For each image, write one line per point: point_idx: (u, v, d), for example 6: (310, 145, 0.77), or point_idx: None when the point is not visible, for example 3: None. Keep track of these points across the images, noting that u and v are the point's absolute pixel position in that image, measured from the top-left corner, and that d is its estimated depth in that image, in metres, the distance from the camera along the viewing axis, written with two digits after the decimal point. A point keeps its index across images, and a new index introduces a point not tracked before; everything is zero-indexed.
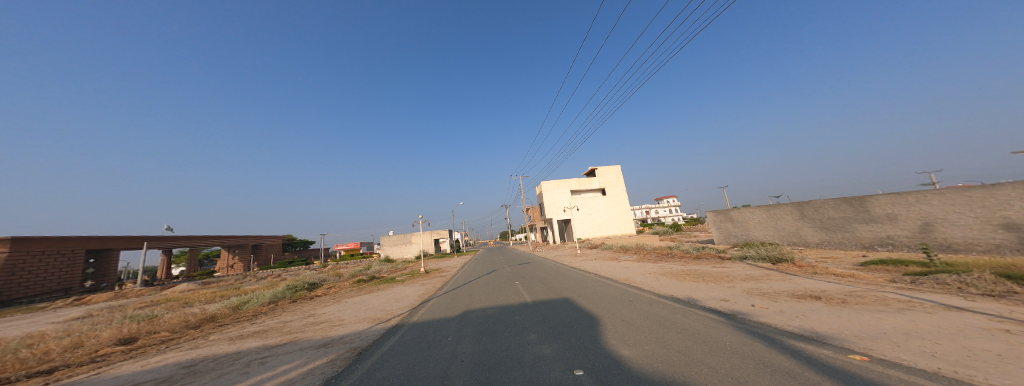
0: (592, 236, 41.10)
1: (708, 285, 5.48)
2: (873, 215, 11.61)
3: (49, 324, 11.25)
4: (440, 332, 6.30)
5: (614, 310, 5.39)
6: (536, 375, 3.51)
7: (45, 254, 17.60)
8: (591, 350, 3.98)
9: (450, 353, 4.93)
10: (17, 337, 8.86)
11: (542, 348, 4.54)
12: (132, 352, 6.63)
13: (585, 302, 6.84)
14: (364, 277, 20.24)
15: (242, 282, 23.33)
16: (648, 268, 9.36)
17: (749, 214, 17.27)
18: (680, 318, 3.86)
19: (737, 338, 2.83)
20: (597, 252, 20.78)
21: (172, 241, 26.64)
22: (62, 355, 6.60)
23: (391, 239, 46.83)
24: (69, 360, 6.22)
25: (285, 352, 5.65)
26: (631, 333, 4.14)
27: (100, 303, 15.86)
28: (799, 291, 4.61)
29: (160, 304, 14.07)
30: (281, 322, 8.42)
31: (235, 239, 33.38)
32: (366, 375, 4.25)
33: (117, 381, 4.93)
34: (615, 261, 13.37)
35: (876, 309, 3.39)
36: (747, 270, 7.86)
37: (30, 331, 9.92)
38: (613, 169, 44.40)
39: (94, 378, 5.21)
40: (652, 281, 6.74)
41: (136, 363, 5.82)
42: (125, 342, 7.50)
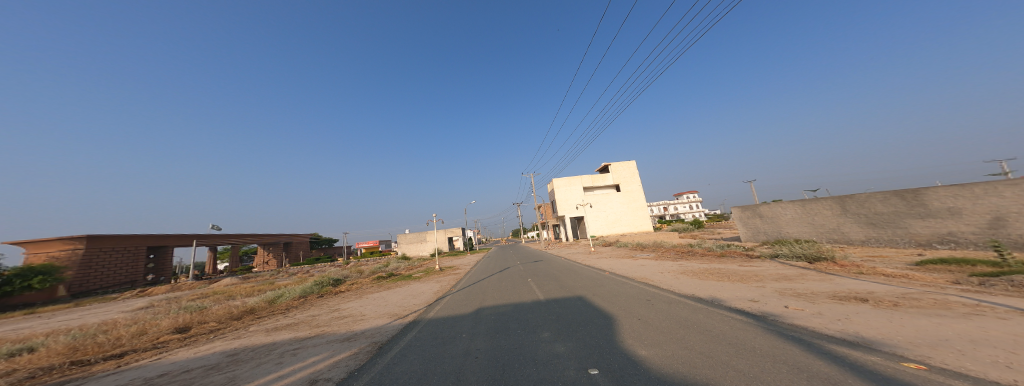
0: (606, 234, 40.35)
1: (735, 285, 5.26)
2: (930, 210, 10.82)
3: (115, 313, 12.45)
4: (454, 328, 6.35)
5: (631, 309, 5.24)
6: (550, 373, 3.46)
7: (115, 250, 19.97)
8: (605, 350, 3.90)
9: (464, 349, 4.95)
10: (92, 324, 9.82)
11: (555, 346, 4.47)
12: (181, 341, 7.12)
13: (600, 301, 6.70)
14: (383, 273, 20.92)
15: (271, 277, 24.63)
16: (667, 266, 9.10)
17: (782, 210, 16.39)
18: (702, 318, 3.70)
19: (767, 341, 2.67)
20: (612, 249, 20.51)
21: (217, 239, 28.90)
22: (130, 341, 7.22)
23: (406, 238, 47.80)
24: (130, 347, 6.77)
25: (314, 345, 5.86)
26: (649, 333, 4.02)
27: (158, 295, 17.37)
28: (841, 293, 4.32)
29: (210, 296, 15.24)
30: (309, 316, 8.77)
31: (267, 237, 35.46)
32: (385, 370, 4.33)
33: (174, 366, 5.30)
34: (633, 259, 13.08)
35: (935, 313, 3.11)
36: (781, 269, 7.49)
37: (104, 318, 11.03)
38: (628, 165, 43.34)
39: (156, 363, 5.62)
40: (672, 279, 6.57)
41: (189, 350, 6.24)
42: (180, 330, 8.10)
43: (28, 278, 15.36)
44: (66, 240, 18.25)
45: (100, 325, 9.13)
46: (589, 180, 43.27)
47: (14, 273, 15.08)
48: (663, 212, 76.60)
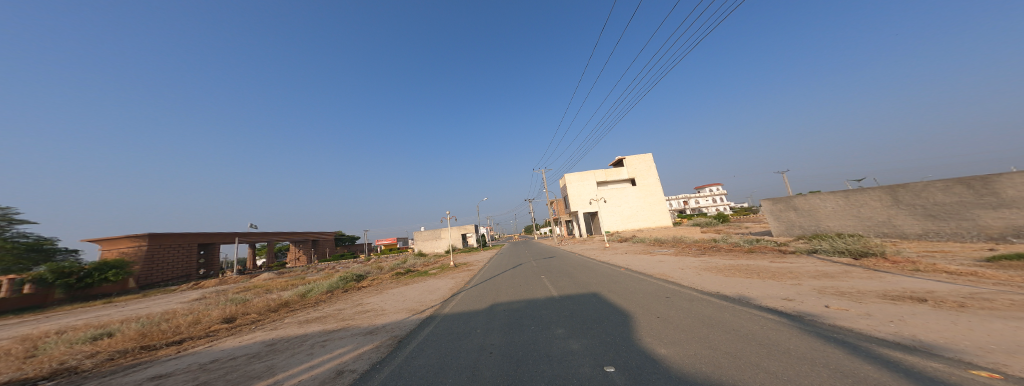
0: (621, 229, 39.66)
1: (767, 282, 5.01)
2: (1005, 200, 9.45)
3: (169, 304, 13.64)
4: (469, 324, 6.41)
5: (649, 306, 5.09)
6: (565, 369, 3.41)
7: (172, 247, 23.14)
8: (620, 347, 3.83)
9: (479, 344, 4.99)
10: (152, 313, 10.77)
11: (570, 343, 4.41)
12: (224, 330, 7.60)
13: (615, 298, 6.56)
14: (402, 269, 21.56)
15: (297, 273, 25.95)
16: (688, 262, 8.81)
17: (821, 202, 15.10)
18: (729, 317, 3.53)
19: (804, 343, 2.51)
20: (629, 245, 20.23)
21: (254, 237, 31.11)
22: (187, 329, 7.84)
23: (422, 235, 48.71)
24: (184, 335, 7.32)
25: (340, 337, 6.08)
26: (668, 331, 3.90)
27: (205, 289, 18.86)
28: (893, 292, 4.00)
29: (252, 289, 16.32)
30: (336, 309, 9.13)
31: (299, 235, 37.81)
32: (405, 362, 4.43)
33: (221, 354, 5.65)
34: (651, 254, 12.81)
35: (1010, 317, 2.80)
36: (821, 266, 7.07)
37: (171, 307, 12.18)
38: (643, 159, 42.34)
39: (206, 350, 6.02)
40: (696, 275, 6.35)
41: (235, 339, 6.62)
42: (227, 320, 8.65)
43: (104, 272, 18.08)
44: (133, 238, 21.51)
45: (165, 313, 10.04)
46: (602, 174, 42.45)
47: (93, 267, 17.83)
48: (684, 206, 74.10)
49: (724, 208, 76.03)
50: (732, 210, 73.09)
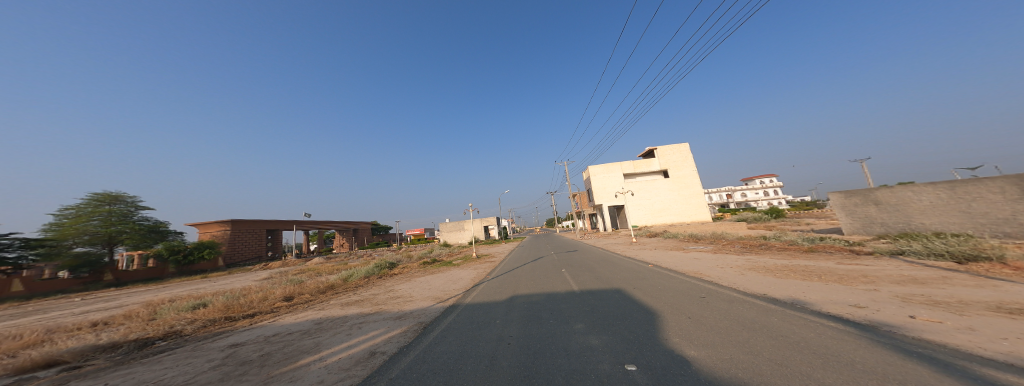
0: (651, 224, 38.04)
1: (832, 287, 4.48)
2: None
3: (238, 282, 15.61)
4: (489, 314, 6.49)
5: (680, 306, 4.77)
6: (584, 365, 3.32)
7: (246, 233, 29.06)
8: (641, 346, 3.63)
9: (497, 334, 5.03)
10: (228, 289, 12.41)
11: (590, 338, 4.29)
12: (283, 307, 8.43)
13: (641, 295, 6.29)
14: (428, 259, 22.56)
15: (336, 259, 28.19)
16: (728, 261, 8.22)
17: (916, 196, 12.04)
18: (776, 321, 3.19)
19: (876, 356, 2.20)
20: (658, 240, 19.47)
21: (309, 226, 34.39)
22: (257, 303, 8.84)
23: (446, 226, 50.09)
24: (255, 309, 8.26)
25: (374, 321, 6.45)
26: (698, 332, 3.65)
27: (264, 270, 21.33)
28: (1008, 305, 3.37)
29: (306, 271, 18.09)
30: (370, 294, 9.68)
31: (343, 224, 41.12)
32: (428, 348, 4.60)
33: (278, 329, 6.25)
34: (686, 251, 12.15)
35: None
36: (910, 271, 6.17)
37: (247, 284, 13.97)
38: (677, 149, 40.08)
39: (269, 324, 6.69)
40: (741, 275, 5.88)
41: (290, 316, 7.29)
42: (287, 298, 9.60)
43: (202, 250, 24.87)
44: (221, 224, 27.74)
45: (242, 289, 11.54)
46: (630, 166, 40.76)
47: (194, 245, 24.68)
48: (727, 198, 68.20)
49: (774, 201, 68.86)
50: (785, 204, 65.89)
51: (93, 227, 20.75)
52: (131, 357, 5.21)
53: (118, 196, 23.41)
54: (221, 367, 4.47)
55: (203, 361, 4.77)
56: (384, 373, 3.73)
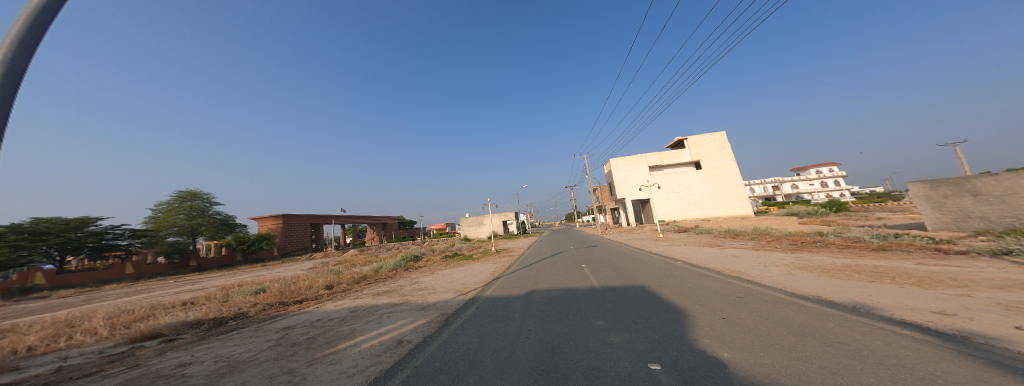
0: (680, 218, 36.28)
1: (909, 290, 3.94)
2: None
3: (285, 271, 17.09)
4: (507, 308, 6.49)
5: (713, 306, 4.39)
6: (603, 362, 3.21)
7: (294, 226, 31.78)
8: (664, 347, 3.42)
9: (515, 328, 5.02)
10: (279, 277, 13.64)
11: (609, 335, 4.15)
12: (326, 294, 9.04)
13: (667, 293, 5.99)
14: (450, 252, 23.20)
15: (367, 251, 29.74)
16: (773, 259, 7.57)
17: None
18: (830, 325, 2.86)
19: (962, 370, 1.89)
20: (690, 236, 18.44)
21: (346, 220, 36.69)
22: (306, 290, 9.60)
23: (467, 221, 50.86)
24: (304, 295, 8.95)
25: (401, 311, 6.71)
26: (731, 333, 3.35)
27: (307, 261, 23.11)
28: None
29: (343, 262, 19.37)
30: (397, 286, 10.08)
31: (373, 218, 43.42)
32: (450, 338, 4.70)
33: (320, 314, 6.71)
34: (723, 247, 11.36)
35: None
36: (1017, 275, 5.24)
37: (295, 273, 15.29)
38: (711, 138, 37.64)
39: (313, 310, 7.19)
40: (792, 275, 5.37)
41: (331, 303, 7.79)
42: (329, 286, 10.31)
43: (261, 241, 27.96)
44: (274, 218, 30.72)
45: (292, 277, 12.68)
46: (657, 158, 38.83)
47: (256, 236, 27.88)
48: (774, 190, 61.53)
49: (833, 193, 60.90)
50: (847, 196, 57.94)
51: (179, 220, 24.87)
52: (210, 333, 5.89)
53: (197, 193, 27.35)
54: (277, 347, 4.87)
55: (263, 340, 5.23)
56: (409, 360, 3.85)
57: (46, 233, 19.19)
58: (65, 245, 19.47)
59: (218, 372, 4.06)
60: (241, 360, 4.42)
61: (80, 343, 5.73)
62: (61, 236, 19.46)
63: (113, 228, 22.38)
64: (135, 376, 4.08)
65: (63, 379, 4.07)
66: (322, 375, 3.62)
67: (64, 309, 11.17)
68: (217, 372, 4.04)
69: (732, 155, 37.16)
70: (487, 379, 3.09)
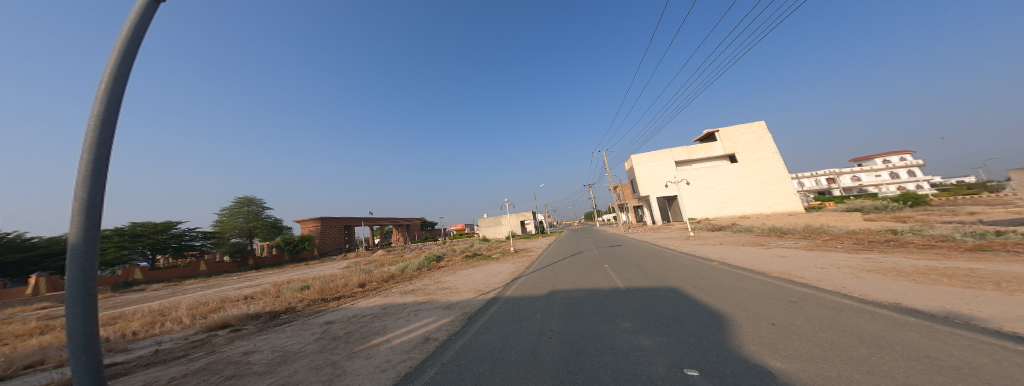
0: (715, 216, 34.23)
1: (1014, 298, 3.38)
2: None
3: (321, 270, 18.19)
4: (529, 308, 6.42)
5: (759, 310, 4.00)
6: (633, 365, 3.03)
7: (330, 228, 33.82)
8: (703, 353, 3.15)
9: (538, 328, 4.92)
10: (319, 275, 14.55)
11: (639, 338, 3.93)
12: (360, 292, 9.47)
13: (703, 295, 5.60)
14: (470, 253, 23.49)
15: (393, 252, 30.84)
16: (834, 260, 6.82)
17: None
18: (907, 336, 2.50)
19: None
20: (728, 235, 17.18)
21: (374, 221, 38.36)
22: (343, 288, 10.15)
23: (486, 221, 51.25)
24: (341, 292, 9.42)
25: (427, 309, 6.85)
26: (780, 339, 3.03)
27: (341, 261, 24.46)
28: None
29: (373, 261, 20.30)
30: (422, 285, 10.34)
31: (398, 220, 45.02)
32: (473, 337, 4.69)
33: (354, 311, 7.01)
34: (768, 247, 10.46)
35: None
36: None
37: (333, 271, 16.27)
38: (748, 129, 35.22)
39: (349, 307, 7.54)
40: (860, 278, 4.79)
41: (365, 301, 8.14)
42: (362, 284, 10.82)
43: (305, 242, 30.11)
44: (312, 220, 32.88)
45: (331, 275, 13.48)
46: (685, 152, 36.80)
47: (301, 238, 30.10)
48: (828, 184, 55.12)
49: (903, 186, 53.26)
50: (922, 189, 50.52)
51: (239, 223, 27.29)
52: (266, 325, 6.36)
53: (252, 199, 29.68)
54: (321, 340, 5.15)
55: (308, 333, 5.54)
56: (437, 357, 3.89)
57: (141, 235, 22.45)
58: (155, 246, 22.68)
59: (272, 361, 4.33)
60: (291, 351, 4.71)
61: (170, 329, 6.41)
62: (151, 238, 22.60)
63: (190, 230, 25.36)
64: (209, 361, 4.45)
65: (154, 361, 4.54)
66: (359, 369, 3.73)
67: (151, 300, 12.74)
68: (274, 361, 4.33)
69: (773, 145, 34.66)
70: (514, 379, 3.02)
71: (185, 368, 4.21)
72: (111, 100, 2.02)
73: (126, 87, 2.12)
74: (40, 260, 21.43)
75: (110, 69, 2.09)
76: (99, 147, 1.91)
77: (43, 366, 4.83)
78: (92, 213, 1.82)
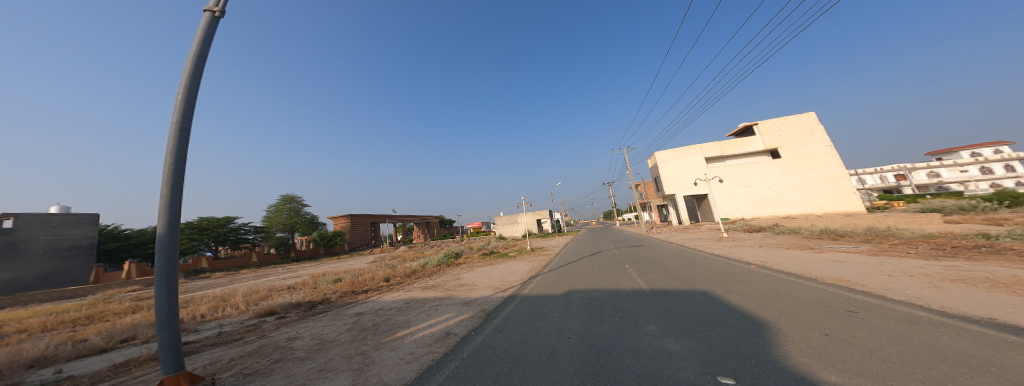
0: (753, 215, 31.92)
1: None
2: None
3: (349, 264, 19.25)
4: (548, 307, 6.36)
5: (808, 320, 3.64)
6: (660, 369, 2.89)
7: (359, 224, 35.66)
8: (740, 360, 2.92)
9: (557, 327, 4.86)
10: (348, 269, 15.36)
11: (664, 342, 3.76)
12: (386, 286, 9.90)
13: (738, 301, 5.22)
14: (487, 250, 23.73)
15: (416, 248, 31.90)
16: (903, 267, 6.06)
17: None
18: (1005, 358, 2.15)
19: None
20: (769, 236, 15.84)
21: (398, 218, 39.89)
22: (370, 281, 10.64)
23: (502, 220, 51.47)
24: (369, 286, 9.89)
25: (446, 304, 6.99)
26: (838, 352, 2.71)
27: (369, 255, 25.73)
28: None
29: (397, 257, 21.12)
30: (442, 281, 10.62)
31: (419, 218, 46.46)
32: (493, 333, 4.72)
33: (379, 304, 7.32)
34: (819, 250, 9.51)
35: None
36: None
37: (361, 265, 17.12)
38: (793, 121, 32.58)
39: (374, 300, 7.87)
40: (942, 288, 4.21)
41: (389, 294, 8.47)
42: (386, 278, 11.28)
43: (338, 237, 32.15)
44: (343, 217, 34.84)
45: (359, 269, 14.22)
46: (716, 148, 34.70)
47: (334, 233, 32.16)
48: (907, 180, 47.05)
49: (999, 181, 45.16)
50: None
51: (283, 219, 29.60)
52: (304, 314, 6.82)
53: (294, 197, 32.17)
54: (352, 330, 5.42)
55: (339, 324, 5.86)
56: (457, 352, 3.95)
57: (206, 229, 25.38)
58: (217, 238, 25.56)
59: (309, 347, 4.63)
60: (324, 340, 4.99)
61: (228, 314, 7.08)
62: (214, 231, 25.48)
63: (244, 224, 28.13)
64: (258, 345, 4.83)
65: (208, 342, 5.00)
66: (385, 360, 3.88)
67: (211, 287, 14.19)
68: (309, 348, 4.61)
69: (825, 138, 31.70)
70: (532, 377, 2.98)
71: (234, 350, 4.60)
72: (185, 109, 2.54)
73: (196, 95, 2.67)
74: (133, 248, 24.77)
75: (184, 84, 2.63)
76: (178, 151, 2.42)
77: (134, 341, 5.53)
78: (172, 207, 2.32)
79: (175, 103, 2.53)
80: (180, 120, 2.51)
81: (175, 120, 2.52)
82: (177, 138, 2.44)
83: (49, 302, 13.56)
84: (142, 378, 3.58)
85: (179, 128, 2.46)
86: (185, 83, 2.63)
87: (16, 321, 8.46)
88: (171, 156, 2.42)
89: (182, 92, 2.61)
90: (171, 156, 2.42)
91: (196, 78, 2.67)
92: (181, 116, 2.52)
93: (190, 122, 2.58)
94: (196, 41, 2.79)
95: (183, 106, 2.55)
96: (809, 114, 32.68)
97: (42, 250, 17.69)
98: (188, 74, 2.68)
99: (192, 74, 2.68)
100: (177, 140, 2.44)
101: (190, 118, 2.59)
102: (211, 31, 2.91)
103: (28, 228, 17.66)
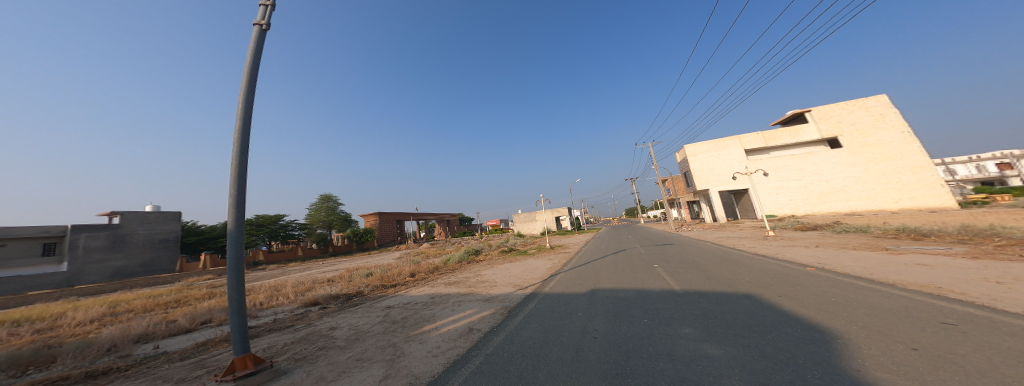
0: (807, 212, 28.82)
1: None
2: None
3: (378, 259, 20.31)
4: (571, 305, 6.25)
5: (880, 332, 3.21)
6: (700, 376, 2.70)
7: (387, 222, 37.56)
8: (797, 371, 2.64)
9: (581, 326, 4.75)
10: (378, 264, 16.21)
11: (704, 347, 3.51)
12: (412, 281, 10.31)
13: (788, 308, 4.73)
14: (508, 247, 23.94)
15: (439, 245, 32.93)
16: (1009, 273, 5.15)
17: None
18: None
19: None
20: (818, 236, 14.30)
21: (422, 216, 41.38)
22: (397, 277, 11.14)
23: (521, 217, 51.51)
24: (396, 280, 10.41)
25: (469, 300, 7.15)
26: (930, 370, 2.35)
27: (397, 251, 27.04)
28: None
29: (422, 254, 21.86)
30: (464, 277, 10.84)
31: (439, 216, 48.07)
32: (515, 331, 4.72)
33: (406, 299, 7.64)
34: (892, 252, 8.34)
35: None
36: None
37: (389, 261, 18.03)
38: (856, 105, 28.95)
39: (402, 294, 8.23)
40: None
41: (415, 290, 8.80)
42: (411, 274, 11.71)
43: (369, 234, 34.16)
44: (372, 214, 36.92)
45: (386, 265, 14.96)
46: (759, 138, 31.81)
47: (366, 230, 34.22)
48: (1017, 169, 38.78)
49: None
50: None
51: (322, 216, 32.03)
52: (342, 305, 7.32)
53: (332, 197, 34.68)
54: (383, 322, 5.73)
55: (371, 316, 6.20)
56: (481, 348, 4.00)
57: (261, 225, 28.29)
58: (270, 234, 28.38)
59: (346, 337, 4.94)
60: (359, 330, 5.31)
61: (279, 303, 7.80)
62: (267, 227, 28.29)
63: (291, 222, 30.89)
64: (304, 332, 5.26)
65: (262, 328, 5.52)
66: (415, 352, 4.05)
67: (265, 278, 15.77)
68: (347, 338, 4.93)
69: (901, 123, 27.93)
70: (558, 376, 2.93)
71: (282, 337, 5.01)
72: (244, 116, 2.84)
73: (253, 105, 2.98)
74: (206, 241, 28.30)
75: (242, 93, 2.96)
76: (240, 152, 2.72)
77: (208, 324, 6.30)
78: (239, 204, 2.61)
79: (238, 112, 2.86)
80: (240, 124, 2.83)
81: (237, 126, 2.85)
82: (239, 141, 2.74)
83: (146, 287, 15.85)
84: (216, 357, 4.04)
85: (241, 131, 2.78)
86: (243, 93, 2.95)
87: (123, 302, 10.03)
88: (236, 158, 2.71)
89: (241, 100, 2.95)
90: (236, 159, 2.72)
91: (251, 88, 3.01)
92: (242, 121, 2.83)
93: (248, 127, 2.89)
94: (249, 54, 3.13)
95: (242, 112, 2.88)
96: (878, 96, 28.88)
97: (141, 242, 20.80)
98: (245, 85, 3.02)
99: (247, 84, 3.02)
100: (239, 143, 2.74)
101: (249, 124, 2.90)
102: (261, 43, 3.24)
103: (131, 224, 20.91)
